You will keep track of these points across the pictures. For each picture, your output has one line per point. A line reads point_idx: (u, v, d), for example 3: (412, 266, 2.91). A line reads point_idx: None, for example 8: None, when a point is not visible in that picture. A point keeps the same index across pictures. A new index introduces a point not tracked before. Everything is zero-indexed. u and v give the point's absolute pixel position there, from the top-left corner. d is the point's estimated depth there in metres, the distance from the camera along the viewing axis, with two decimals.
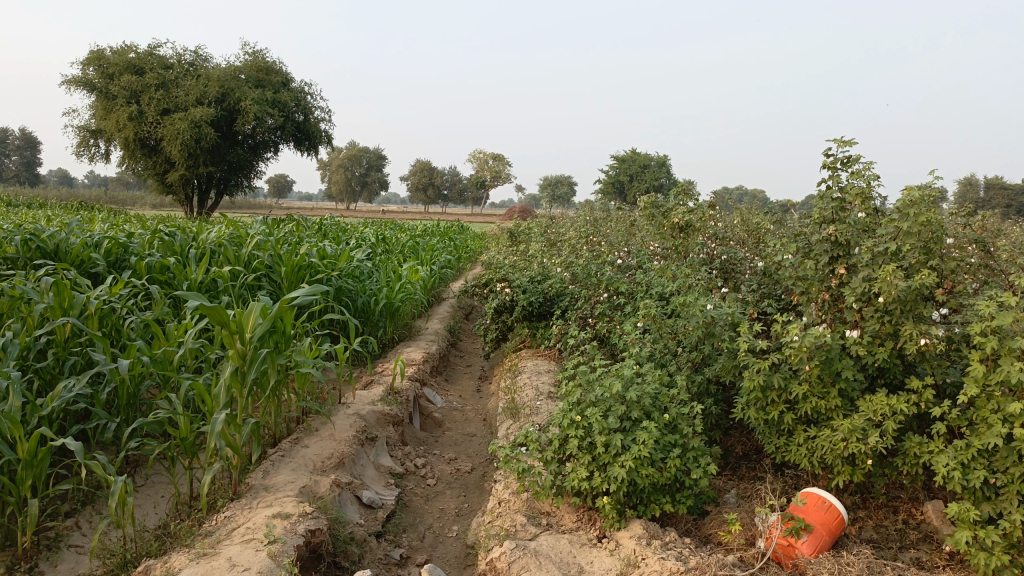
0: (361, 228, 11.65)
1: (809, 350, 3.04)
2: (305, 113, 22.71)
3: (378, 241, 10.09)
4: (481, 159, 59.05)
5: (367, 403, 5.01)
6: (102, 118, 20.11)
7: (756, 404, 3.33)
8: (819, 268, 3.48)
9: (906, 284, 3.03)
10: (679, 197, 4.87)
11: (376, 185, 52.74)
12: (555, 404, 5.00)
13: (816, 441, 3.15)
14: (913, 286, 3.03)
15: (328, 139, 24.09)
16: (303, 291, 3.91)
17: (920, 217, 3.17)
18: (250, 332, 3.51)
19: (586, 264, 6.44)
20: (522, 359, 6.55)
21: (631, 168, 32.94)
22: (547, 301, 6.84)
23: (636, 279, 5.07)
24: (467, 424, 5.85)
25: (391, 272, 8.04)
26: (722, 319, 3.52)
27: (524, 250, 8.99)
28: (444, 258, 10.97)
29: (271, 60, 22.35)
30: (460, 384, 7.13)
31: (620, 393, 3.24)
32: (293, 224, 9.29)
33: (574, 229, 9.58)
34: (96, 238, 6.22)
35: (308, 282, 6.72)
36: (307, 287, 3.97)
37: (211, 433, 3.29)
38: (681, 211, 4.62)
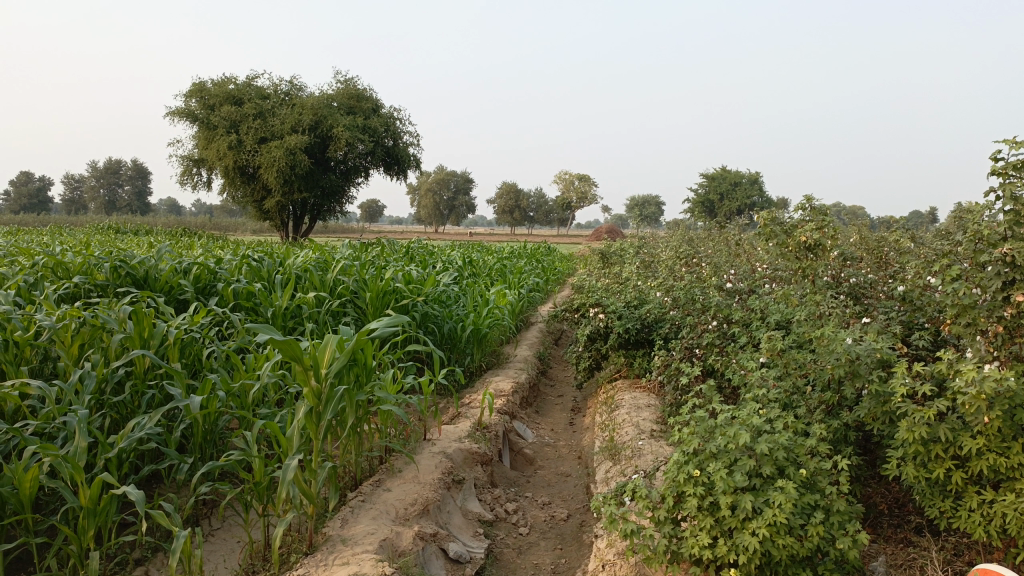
0: (448, 251, 11.44)
1: (990, 398, 2.47)
2: (394, 137, 22.98)
3: (465, 264, 9.83)
4: (567, 180, 58.81)
5: (454, 440, 4.65)
6: (204, 148, 20.87)
7: (916, 460, 2.77)
8: (990, 294, 2.85)
9: None
10: (803, 214, 4.07)
11: (463, 208, 53.21)
12: (660, 445, 4.51)
13: (997, 509, 2.56)
14: None
15: (416, 162, 24.28)
16: (384, 321, 3.53)
17: None
18: (326, 368, 3.16)
19: (688, 288, 5.91)
20: (619, 392, 6.09)
21: (721, 185, 31.90)
22: (645, 327, 6.35)
23: (750, 305, 4.53)
24: (561, 463, 5.42)
25: (478, 297, 7.72)
26: (867, 355, 2.97)
27: (617, 272, 8.52)
28: (532, 281, 10.64)
29: (362, 87, 22.72)
30: (552, 416, 6.71)
31: (747, 444, 2.75)
32: (381, 248, 9.13)
33: (669, 249, 9.03)
34: (185, 264, 6.14)
35: (394, 308, 6.49)
36: (390, 318, 3.55)
37: (283, 480, 2.97)
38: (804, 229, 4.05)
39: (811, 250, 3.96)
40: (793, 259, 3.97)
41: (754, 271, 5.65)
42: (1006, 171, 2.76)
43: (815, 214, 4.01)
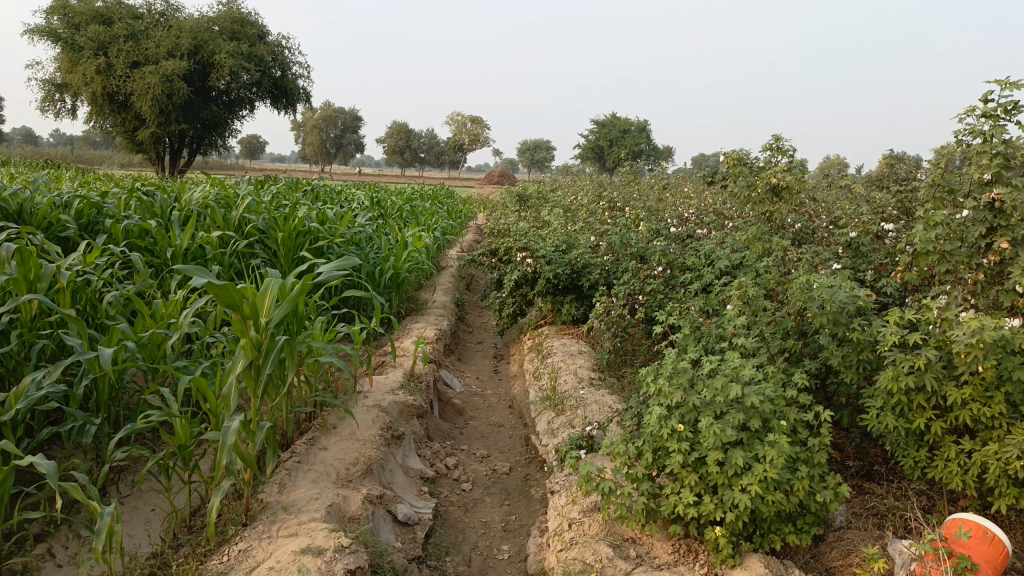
0: (351, 190, 10.81)
1: (986, 349, 2.41)
2: (282, 68, 21.62)
3: (373, 204, 9.33)
4: (461, 122, 57.78)
5: (387, 391, 4.34)
6: (67, 72, 18.84)
7: (895, 410, 2.72)
8: (973, 242, 2.79)
9: None
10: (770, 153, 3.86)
11: (353, 147, 51.36)
12: (603, 395, 4.38)
13: (975, 459, 2.54)
14: None
15: (307, 95, 22.99)
16: (329, 265, 3.17)
17: None
18: (266, 317, 2.79)
19: (621, 233, 5.76)
20: (549, 339, 5.93)
21: (611, 132, 32.06)
22: (574, 273, 6.14)
23: (699, 251, 4.41)
24: (492, 412, 5.23)
25: (396, 238, 7.30)
26: (849, 304, 2.88)
27: (535, 215, 8.29)
28: (442, 223, 10.25)
29: (246, 11, 21.08)
30: (475, 363, 6.49)
31: (734, 398, 2.61)
32: (282, 185, 8.46)
33: (585, 195, 8.87)
34: (64, 198, 5.40)
35: (307, 249, 6.05)
36: (335, 262, 3.20)
37: (221, 446, 2.60)
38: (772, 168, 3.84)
39: (779, 192, 3.76)
40: (757, 202, 3.81)
41: (690, 216, 5.54)
42: (996, 116, 2.68)
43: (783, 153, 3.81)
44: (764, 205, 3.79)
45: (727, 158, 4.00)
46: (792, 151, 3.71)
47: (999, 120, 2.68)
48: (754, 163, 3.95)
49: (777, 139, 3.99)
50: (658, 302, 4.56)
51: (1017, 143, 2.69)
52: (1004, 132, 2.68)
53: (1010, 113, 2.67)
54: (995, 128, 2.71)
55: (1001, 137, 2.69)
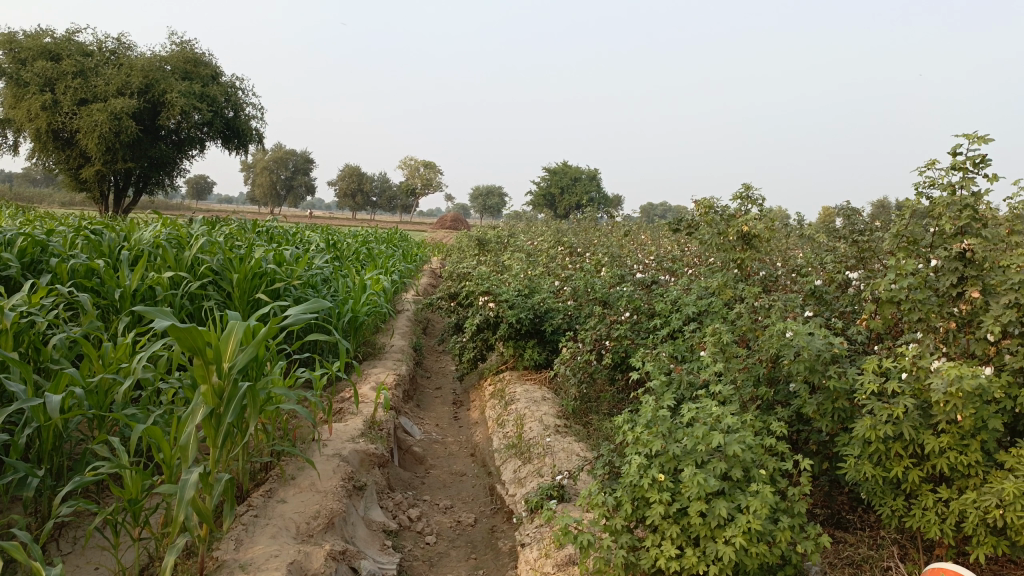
0: (305, 232, 10.62)
1: (963, 398, 2.42)
2: (235, 109, 21.43)
3: (329, 245, 9.18)
4: (413, 166, 57.99)
5: (347, 440, 4.18)
6: (9, 107, 18.31)
7: (872, 458, 2.70)
8: (943, 291, 2.83)
9: None
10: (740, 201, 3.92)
11: (304, 189, 50.98)
12: (570, 443, 4.30)
13: (953, 508, 2.52)
14: None
15: (259, 136, 22.78)
16: (296, 309, 3.07)
17: None
18: (229, 363, 2.66)
19: (585, 278, 5.76)
20: (511, 385, 5.84)
21: (563, 179, 32.50)
22: (537, 318, 6.10)
23: (666, 297, 4.41)
24: (454, 461, 5.08)
25: (354, 281, 7.16)
26: (824, 351, 2.87)
27: (494, 259, 8.26)
28: (398, 267, 10.14)
29: (200, 52, 20.92)
30: (435, 410, 6.34)
31: (715, 446, 2.56)
32: (236, 226, 8.26)
33: (543, 240, 8.88)
34: (6, 235, 5.15)
35: (263, 291, 5.87)
36: (302, 305, 3.09)
37: (179, 501, 2.44)
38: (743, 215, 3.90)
39: (747, 240, 3.80)
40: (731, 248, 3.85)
41: (653, 263, 5.57)
42: (966, 167, 2.75)
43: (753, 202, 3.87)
44: (738, 252, 3.84)
45: (700, 207, 4.06)
46: (759, 200, 3.77)
47: (969, 171, 2.75)
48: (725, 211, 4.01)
49: (746, 188, 4.05)
50: (625, 348, 4.53)
51: (985, 194, 2.75)
52: (973, 183, 2.74)
53: (978, 165, 2.74)
54: (965, 179, 2.77)
55: (971, 188, 2.75)
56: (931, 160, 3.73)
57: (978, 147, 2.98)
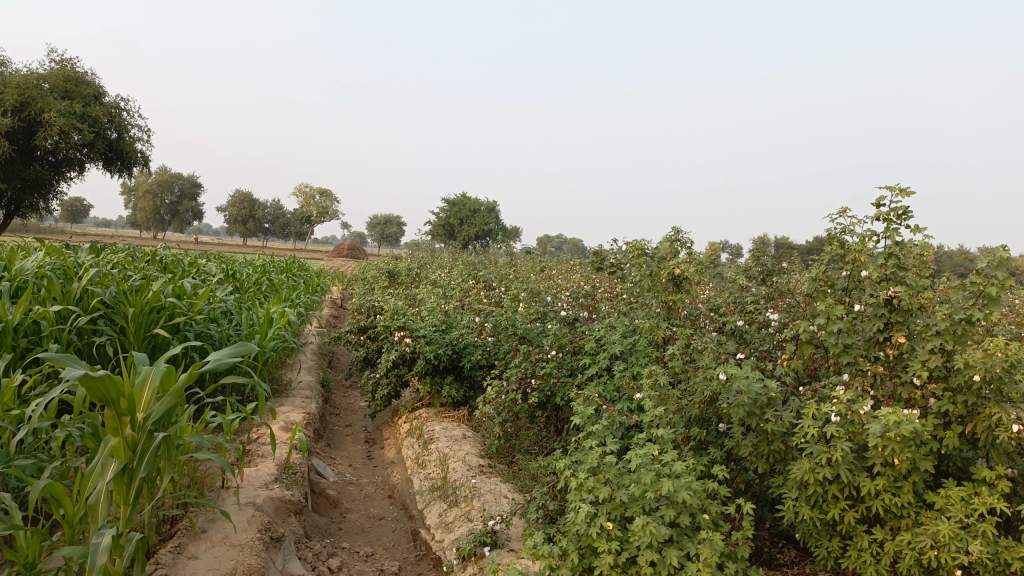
0: (200, 261, 10.05)
1: (899, 442, 2.50)
2: (120, 130, 20.30)
3: (227, 277, 8.73)
4: (309, 194, 56.72)
5: (260, 487, 3.92)
6: None
7: (809, 499, 2.75)
8: (870, 334, 2.95)
9: (1007, 358, 2.53)
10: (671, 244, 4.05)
11: (191, 215, 48.82)
12: (496, 485, 4.20)
13: (888, 548, 2.59)
14: (1012, 360, 2.53)
15: (145, 159, 21.65)
16: (219, 353, 2.87)
17: (1003, 278, 2.57)
18: (145, 413, 2.44)
19: (504, 314, 5.71)
20: (428, 423, 5.68)
21: (461, 211, 32.50)
22: (455, 354, 5.99)
23: (592, 335, 4.41)
24: (370, 504, 4.85)
25: (259, 314, 6.81)
26: (761, 394, 2.88)
27: (405, 292, 8.09)
28: (300, 299, 9.77)
29: (82, 69, 19.75)
30: (346, 450, 6.07)
31: (663, 493, 2.53)
32: (126, 255, 7.72)
33: (453, 274, 8.79)
34: None
35: (163, 326, 5.47)
36: (227, 349, 2.89)
37: (88, 570, 2.19)
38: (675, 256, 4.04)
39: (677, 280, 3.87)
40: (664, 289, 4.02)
41: (572, 300, 5.59)
42: (890, 217, 2.90)
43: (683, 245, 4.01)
44: (670, 292, 3.99)
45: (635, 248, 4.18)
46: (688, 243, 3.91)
47: (892, 221, 2.90)
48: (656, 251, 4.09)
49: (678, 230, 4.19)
50: (551, 387, 4.49)
51: (908, 244, 2.90)
52: (897, 232, 2.89)
53: (902, 216, 2.88)
54: (889, 229, 2.92)
55: (895, 237, 2.90)
56: (843, 208, 3.94)
57: (897, 199, 3.15)
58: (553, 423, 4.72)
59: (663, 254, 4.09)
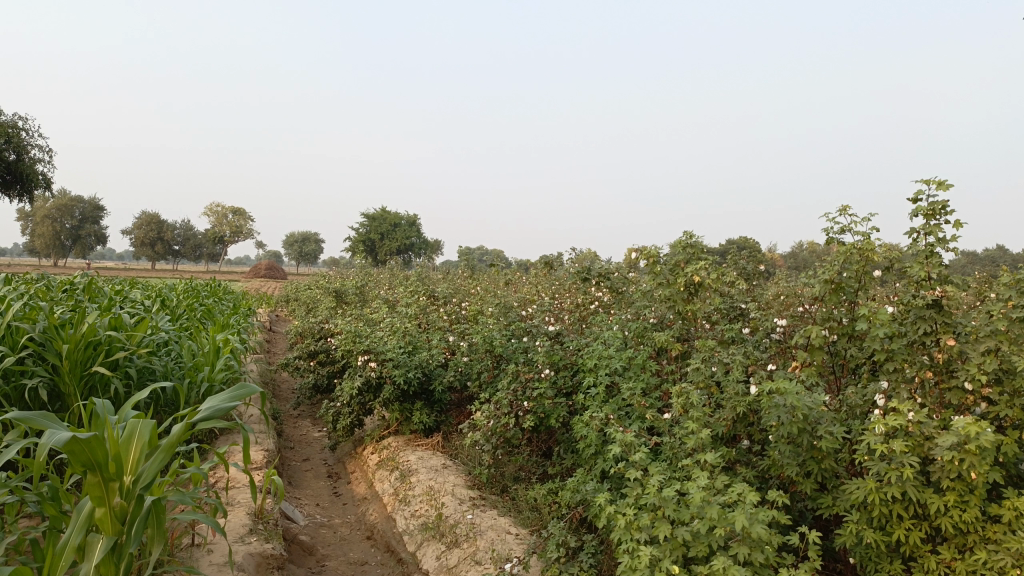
0: (122, 288, 9.24)
1: (977, 451, 2.34)
2: (20, 151, 18.86)
3: (158, 304, 8.04)
4: (221, 214, 54.65)
5: (236, 541, 3.48)
6: None
7: (870, 521, 2.55)
8: (913, 340, 2.83)
9: None
10: (686, 252, 4.00)
11: (93, 239, 46.15)
12: (496, 519, 3.89)
13: (962, 569, 2.41)
14: None
15: (45, 182, 20.18)
16: (211, 404, 2.56)
17: None
18: (133, 476, 2.12)
19: (479, 332, 5.42)
20: (402, 453, 5.30)
21: (381, 227, 31.74)
22: (425, 376, 5.65)
23: (588, 353, 4.18)
24: (350, 547, 4.44)
25: (203, 343, 6.22)
26: (812, 409, 2.66)
27: (357, 313, 7.67)
28: (236, 325, 9.14)
29: None
30: (310, 487, 5.60)
31: (735, 528, 2.27)
32: (44, 285, 6.95)
33: (402, 292, 8.42)
34: None
35: (104, 362, 4.85)
36: (222, 400, 2.60)
37: None
38: (685, 263, 3.99)
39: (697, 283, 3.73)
40: (678, 297, 3.88)
41: (548, 317, 5.36)
42: (932, 214, 2.81)
43: (698, 253, 3.95)
44: (683, 301, 3.87)
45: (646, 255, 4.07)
46: (706, 251, 3.87)
47: (933, 218, 2.80)
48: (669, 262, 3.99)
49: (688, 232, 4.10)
50: (545, 409, 4.22)
51: (949, 240, 2.81)
52: (940, 229, 2.80)
53: (943, 212, 2.79)
54: (931, 226, 2.83)
55: (935, 234, 2.82)
56: (843, 209, 3.87)
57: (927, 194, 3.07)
58: (538, 443, 4.63)
59: (677, 260, 3.96)
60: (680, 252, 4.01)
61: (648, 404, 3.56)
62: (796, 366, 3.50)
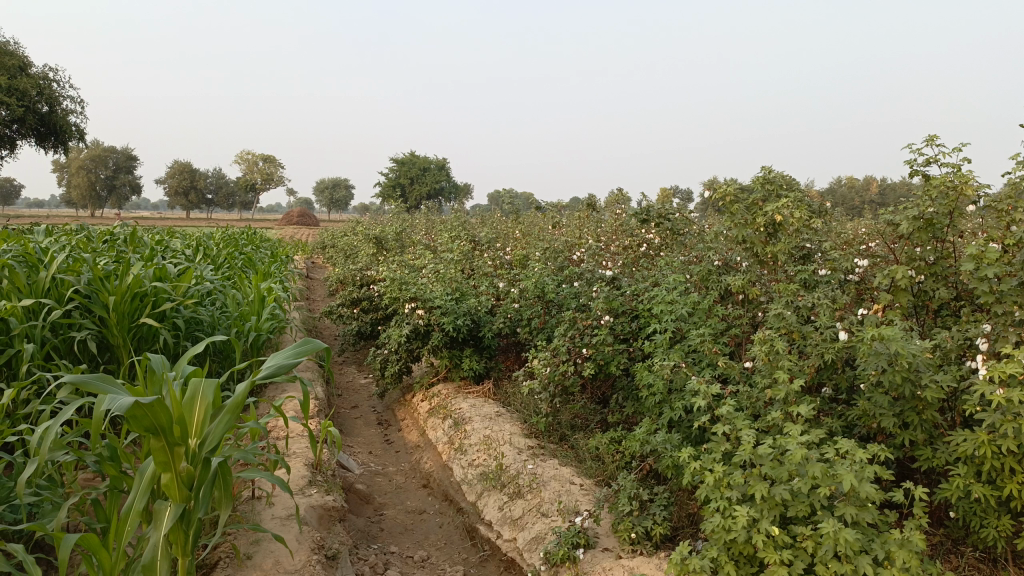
0: (162, 238, 9.17)
1: None
2: (52, 102, 18.80)
3: (200, 253, 7.96)
4: (251, 161, 54.64)
5: (298, 494, 3.42)
6: None
7: (979, 475, 2.37)
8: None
9: None
10: (765, 188, 3.76)
11: (128, 189, 46.52)
12: (559, 468, 3.79)
13: None
14: None
15: (77, 134, 20.13)
16: (276, 361, 2.45)
17: None
18: (198, 439, 2.01)
19: (530, 277, 5.25)
20: (454, 401, 5.21)
21: (411, 171, 31.48)
22: (476, 322, 5.52)
23: (652, 297, 4.00)
24: (408, 495, 4.39)
25: (248, 292, 6.14)
26: (916, 357, 2.46)
27: (399, 258, 7.53)
28: (277, 274, 9.07)
29: (3, 38, 18.02)
30: (362, 435, 5.55)
31: (839, 486, 2.11)
32: (86, 236, 6.88)
33: (443, 236, 8.27)
34: None
35: (152, 314, 4.78)
36: (287, 356, 2.48)
37: None
38: (759, 201, 3.75)
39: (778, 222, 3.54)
40: (757, 240, 3.64)
41: (601, 260, 5.17)
42: None
43: (776, 188, 3.72)
44: (762, 244, 3.64)
45: (716, 193, 3.83)
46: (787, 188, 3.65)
47: None
48: (741, 200, 3.74)
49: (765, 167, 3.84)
50: (605, 356, 4.07)
51: None
52: None
53: None
54: None
55: None
56: (930, 138, 3.59)
57: None
58: (594, 390, 4.49)
59: (755, 199, 3.71)
60: (756, 189, 3.77)
61: (719, 351, 3.37)
62: (880, 309, 3.29)
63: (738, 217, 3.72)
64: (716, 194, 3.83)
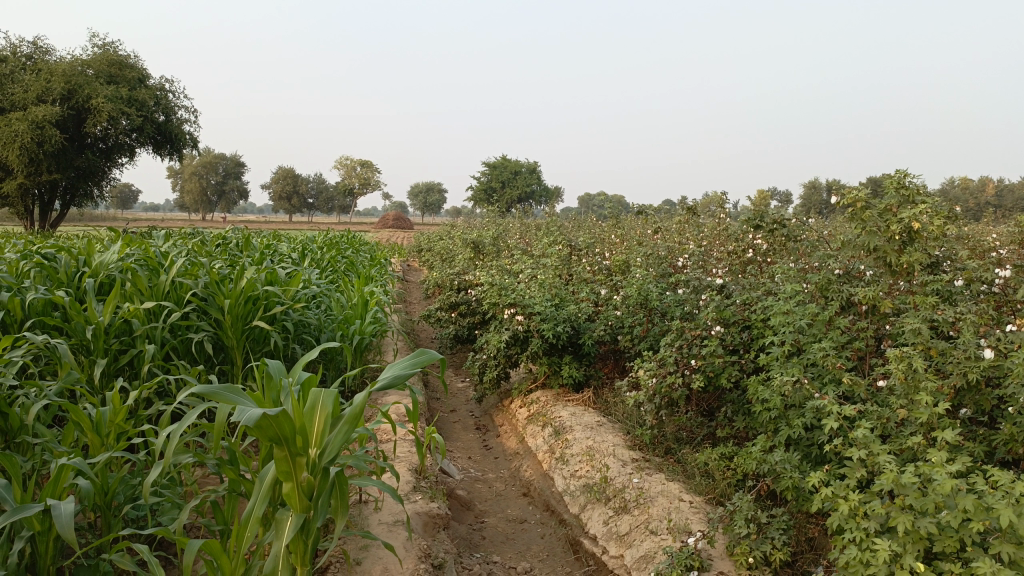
0: (268, 242, 9.47)
1: None
2: (168, 112, 19.81)
3: (303, 256, 8.17)
4: (348, 166, 56.33)
5: (404, 500, 3.43)
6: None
7: None
8: None
9: None
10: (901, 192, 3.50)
11: (235, 194, 48.76)
12: (666, 483, 3.66)
13: None
14: None
15: (189, 142, 21.17)
16: (392, 372, 2.44)
17: None
18: (319, 448, 2.01)
19: (632, 284, 5.12)
20: (554, 409, 5.15)
21: (502, 174, 31.66)
22: (576, 329, 5.44)
23: (765, 307, 3.81)
24: (508, 503, 4.36)
25: (351, 296, 6.26)
26: None
27: (496, 263, 7.53)
28: (375, 277, 9.23)
29: (125, 52, 19.13)
30: (461, 440, 5.56)
31: (994, 523, 1.92)
32: (200, 240, 7.17)
33: (538, 241, 8.22)
34: None
35: (263, 316, 4.91)
36: (403, 367, 2.47)
37: None
38: (891, 206, 3.50)
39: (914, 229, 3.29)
40: (889, 248, 3.42)
41: (706, 267, 4.99)
42: None
43: (913, 192, 3.45)
44: (895, 253, 3.43)
45: (841, 198, 3.60)
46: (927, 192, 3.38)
47: None
48: (866, 206, 3.51)
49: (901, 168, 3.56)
50: (715, 367, 3.91)
51: None
52: None
53: None
54: None
55: None
56: None
57: None
58: (700, 403, 4.33)
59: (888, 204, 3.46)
60: (891, 193, 3.52)
61: (843, 366, 3.17)
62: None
63: (863, 224, 3.49)
64: (841, 200, 3.61)
